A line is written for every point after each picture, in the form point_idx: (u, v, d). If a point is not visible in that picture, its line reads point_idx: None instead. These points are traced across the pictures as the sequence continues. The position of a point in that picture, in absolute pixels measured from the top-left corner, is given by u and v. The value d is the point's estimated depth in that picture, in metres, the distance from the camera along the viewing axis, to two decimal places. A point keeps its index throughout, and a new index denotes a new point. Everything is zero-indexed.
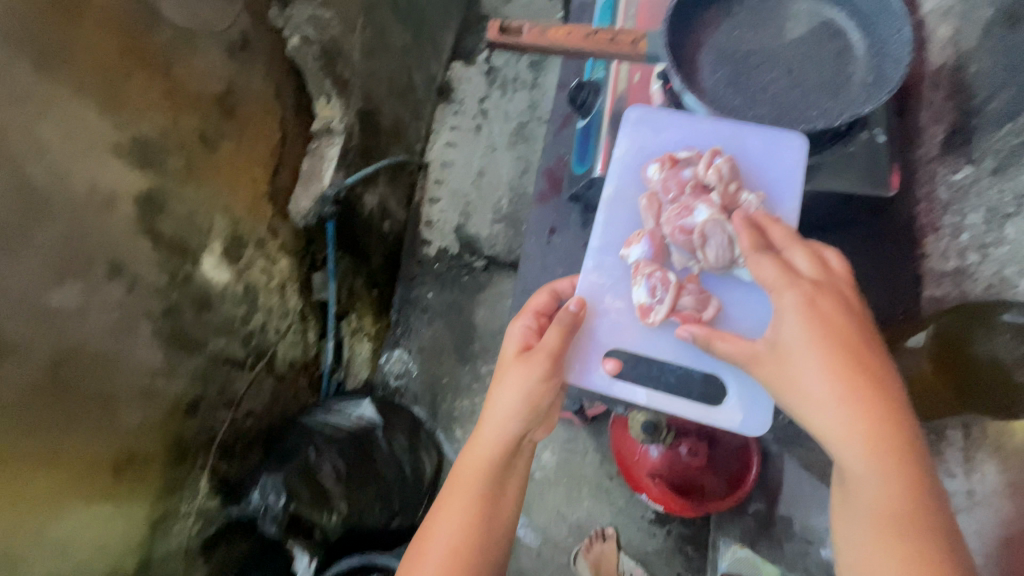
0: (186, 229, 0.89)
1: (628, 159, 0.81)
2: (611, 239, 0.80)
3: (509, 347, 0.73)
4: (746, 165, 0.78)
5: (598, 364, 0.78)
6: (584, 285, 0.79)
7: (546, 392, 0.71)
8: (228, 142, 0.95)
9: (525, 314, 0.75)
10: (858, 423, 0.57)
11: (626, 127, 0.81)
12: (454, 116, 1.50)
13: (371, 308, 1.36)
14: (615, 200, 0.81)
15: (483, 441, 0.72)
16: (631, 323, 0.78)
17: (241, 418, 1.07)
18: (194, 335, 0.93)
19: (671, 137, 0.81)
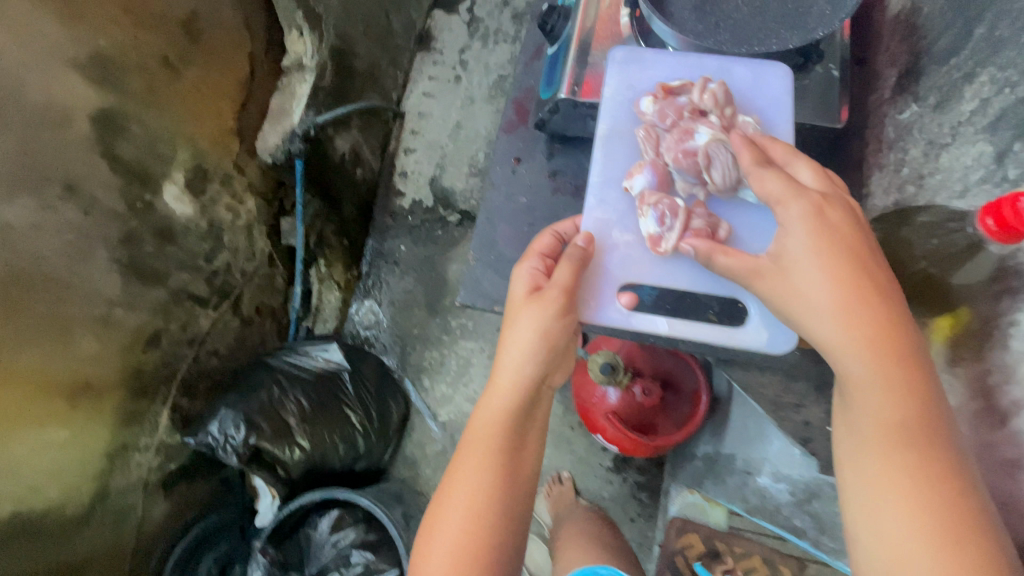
0: (147, 155, 0.87)
1: (619, 97, 0.80)
2: (611, 172, 0.79)
3: (518, 290, 0.72)
4: (741, 93, 0.78)
5: (610, 297, 0.77)
6: (590, 220, 0.79)
7: (562, 330, 0.69)
8: (195, 69, 0.92)
9: (531, 255, 0.74)
10: (863, 330, 0.52)
11: (612, 65, 0.79)
12: (433, 66, 1.46)
13: (342, 257, 1.35)
14: (610, 135, 0.80)
15: (499, 389, 0.69)
16: (639, 252, 0.78)
17: (205, 357, 1.07)
18: (155, 267, 0.92)
19: (660, 72, 0.80)
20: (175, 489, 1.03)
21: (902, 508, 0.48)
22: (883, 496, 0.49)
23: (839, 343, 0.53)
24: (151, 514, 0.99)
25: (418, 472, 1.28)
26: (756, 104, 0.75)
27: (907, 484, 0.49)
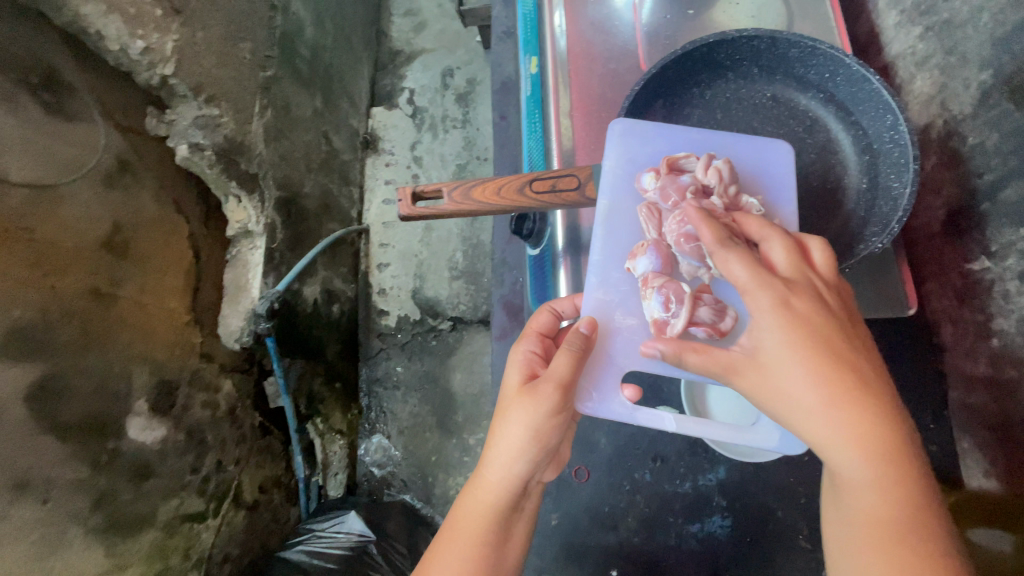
0: (99, 402, 0.76)
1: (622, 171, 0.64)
2: (616, 249, 0.63)
3: (511, 377, 0.56)
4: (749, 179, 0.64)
5: (611, 388, 0.61)
6: (593, 298, 0.62)
7: (557, 428, 0.53)
8: (131, 284, 0.82)
9: (526, 336, 0.59)
10: (849, 431, 0.44)
11: (612, 136, 0.64)
12: (386, 168, 1.38)
13: (338, 401, 1.25)
14: (613, 212, 0.63)
15: (484, 483, 0.54)
16: (645, 335, 0.62)
17: (216, 570, 0.94)
18: (138, 513, 0.81)
19: (657, 148, 0.65)
20: None
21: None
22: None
23: (829, 442, 0.45)
24: None
25: None
26: (772, 196, 0.64)
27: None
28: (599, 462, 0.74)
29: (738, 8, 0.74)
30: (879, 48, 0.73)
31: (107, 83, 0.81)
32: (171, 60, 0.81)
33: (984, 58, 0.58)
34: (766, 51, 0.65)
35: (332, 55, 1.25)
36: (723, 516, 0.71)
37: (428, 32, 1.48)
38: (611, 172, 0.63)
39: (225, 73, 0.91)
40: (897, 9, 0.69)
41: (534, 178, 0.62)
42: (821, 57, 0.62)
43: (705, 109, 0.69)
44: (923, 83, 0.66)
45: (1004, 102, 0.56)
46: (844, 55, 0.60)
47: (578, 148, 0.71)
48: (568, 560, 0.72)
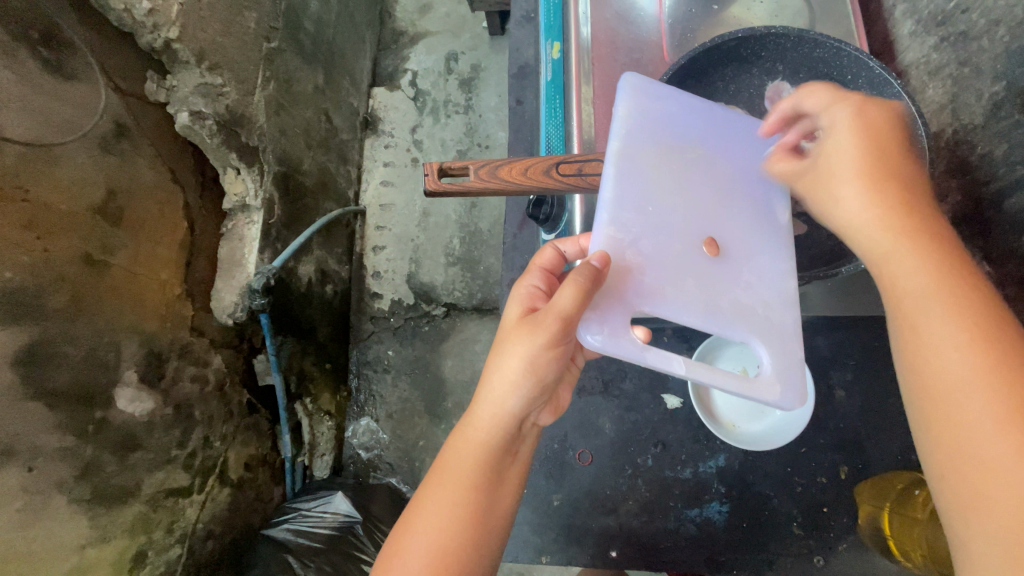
0: (88, 370, 0.75)
1: (636, 122, 0.59)
2: (629, 190, 0.56)
3: (510, 313, 0.56)
4: (727, 164, 0.61)
5: (621, 326, 0.52)
6: (603, 233, 0.55)
7: (554, 363, 0.53)
8: (124, 251, 0.80)
9: (531, 271, 0.59)
10: (891, 203, 0.47)
11: (623, 91, 0.59)
12: (386, 150, 1.37)
13: (327, 383, 1.23)
14: (625, 158, 0.57)
15: (476, 420, 0.55)
16: (656, 277, 0.55)
17: (199, 545, 0.94)
18: (123, 485, 0.80)
19: (664, 101, 0.60)
20: None
21: (963, 369, 0.40)
22: (948, 365, 0.41)
23: (870, 238, 0.48)
24: None
25: None
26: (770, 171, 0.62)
27: (983, 358, 0.39)
28: (603, 444, 0.76)
29: (759, 7, 0.75)
30: (893, 60, 0.75)
31: (108, 44, 0.79)
32: (176, 24, 0.79)
33: (998, 70, 0.59)
34: (792, 50, 0.67)
35: (336, 31, 1.22)
36: (721, 502, 0.73)
37: (434, 15, 1.46)
38: (624, 120, 0.58)
39: (230, 41, 0.89)
40: (913, 19, 0.70)
41: (562, 163, 0.62)
42: (845, 59, 0.64)
43: (728, 101, 0.70)
44: (935, 93, 0.68)
45: (1016, 112, 0.57)
46: (867, 59, 0.61)
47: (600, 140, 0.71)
48: (568, 539, 0.73)
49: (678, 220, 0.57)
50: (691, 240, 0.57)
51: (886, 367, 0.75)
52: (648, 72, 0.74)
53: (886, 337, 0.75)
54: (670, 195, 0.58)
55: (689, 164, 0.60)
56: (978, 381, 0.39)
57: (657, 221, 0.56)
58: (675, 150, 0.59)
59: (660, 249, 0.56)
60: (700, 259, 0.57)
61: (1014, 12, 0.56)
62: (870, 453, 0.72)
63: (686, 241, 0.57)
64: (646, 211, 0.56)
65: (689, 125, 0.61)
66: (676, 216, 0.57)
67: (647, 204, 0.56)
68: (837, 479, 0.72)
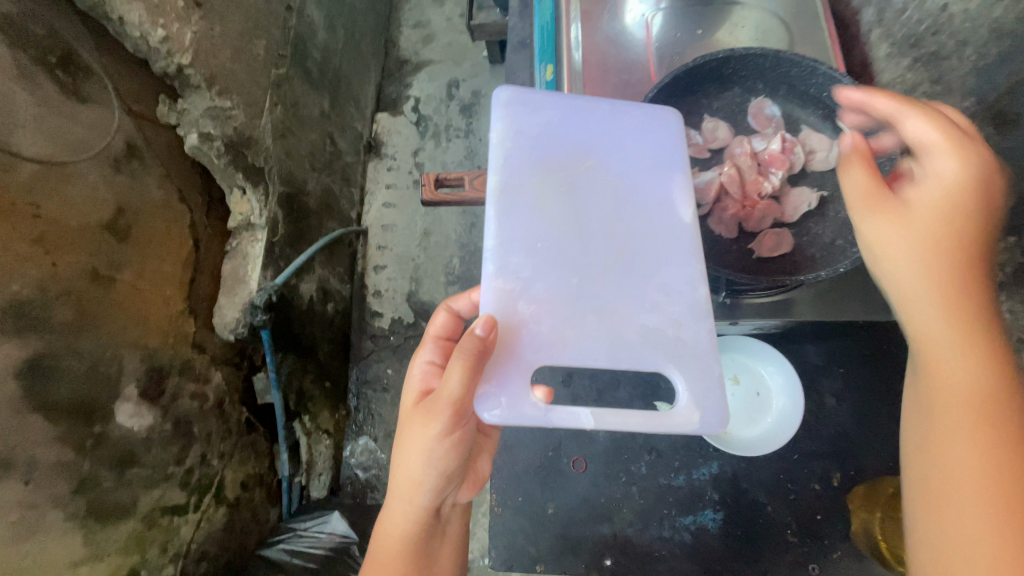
0: (90, 383, 0.75)
1: (513, 147, 0.61)
2: (514, 237, 0.59)
3: (408, 398, 0.63)
4: (620, 172, 0.63)
5: (519, 389, 0.54)
6: (492, 285, 0.57)
7: (453, 450, 0.57)
8: (130, 267, 0.82)
9: (425, 346, 0.66)
10: (933, 293, 0.48)
11: (498, 109, 0.62)
12: (388, 172, 1.40)
13: (326, 401, 1.23)
14: (509, 196, 0.60)
15: (394, 511, 0.60)
16: (549, 318, 0.57)
17: (193, 566, 0.93)
18: (120, 500, 0.80)
19: (548, 124, 0.63)
20: None
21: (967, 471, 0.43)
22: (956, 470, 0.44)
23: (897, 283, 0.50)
24: None
25: None
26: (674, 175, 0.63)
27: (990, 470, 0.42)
28: (600, 453, 0.76)
29: (743, 33, 0.79)
30: (873, 81, 0.78)
31: (122, 69, 0.82)
32: (188, 51, 0.83)
33: (969, 85, 0.62)
34: (772, 69, 0.70)
35: (342, 59, 1.27)
36: (716, 510, 0.72)
37: (436, 45, 1.52)
38: (499, 152, 0.60)
39: (239, 67, 0.93)
40: (890, 42, 0.73)
41: None
42: (821, 78, 0.67)
43: (713, 116, 0.73)
44: (912, 108, 0.71)
45: (988, 123, 0.59)
46: (841, 77, 0.64)
47: None
48: (564, 549, 0.72)
49: (572, 255, 0.59)
50: (584, 270, 0.59)
51: (882, 380, 0.75)
52: (638, 90, 0.77)
53: (880, 349, 0.76)
54: (560, 224, 0.60)
55: (580, 182, 0.62)
56: (979, 482, 0.42)
57: (545, 256, 0.59)
58: (562, 176, 0.61)
59: (552, 285, 0.58)
60: (597, 290, 0.58)
61: (981, 31, 0.59)
62: (868, 463, 0.72)
63: (580, 269, 0.59)
64: (533, 250, 0.59)
65: (577, 143, 0.63)
66: (569, 249, 0.59)
67: (535, 242, 0.59)
68: (834, 488, 0.72)
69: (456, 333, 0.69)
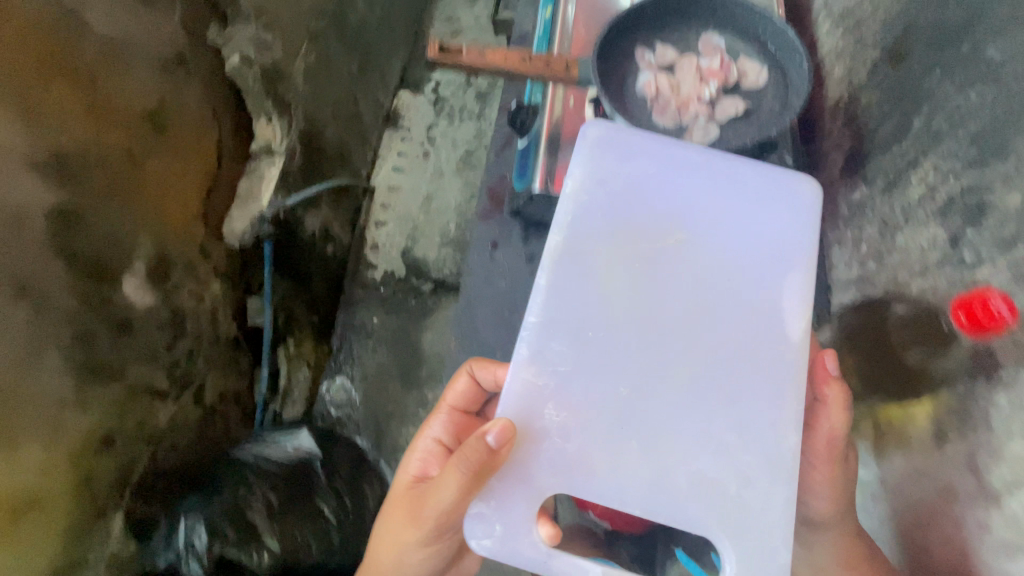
0: (107, 247, 0.83)
1: (590, 195, 0.71)
2: (561, 308, 0.68)
3: (405, 476, 0.82)
4: (721, 252, 0.71)
5: (519, 520, 0.65)
6: (523, 373, 0.67)
7: (431, 557, 0.75)
8: (159, 159, 0.91)
9: (437, 416, 0.89)
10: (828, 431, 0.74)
11: (580, 150, 0.72)
12: (402, 142, 1.52)
13: (311, 334, 1.32)
14: (564, 262, 0.69)
15: (381, 559, 0.76)
16: (583, 415, 0.67)
17: (162, 455, 0.99)
18: (111, 363, 0.87)
19: (638, 184, 0.72)
20: None
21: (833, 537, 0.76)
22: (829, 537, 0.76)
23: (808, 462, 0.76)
24: None
25: None
26: (750, 265, 0.71)
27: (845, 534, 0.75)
28: None
29: None
30: None
31: None
32: None
33: None
34: (721, 9, 0.95)
35: (374, 32, 1.41)
36: None
37: (462, 39, 1.67)
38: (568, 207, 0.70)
39: None
40: None
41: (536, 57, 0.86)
42: (759, 18, 0.93)
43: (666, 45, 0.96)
44: None
45: None
46: (773, 16, 0.90)
47: (566, 121, 0.96)
48: None
49: (621, 343, 0.68)
50: (642, 338, 0.68)
51: None
52: None
53: None
54: (619, 298, 0.69)
55: (659, 250, 0.70)
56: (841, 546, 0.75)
57: (595, 340, 0.68)
58: (639, 239, 0.70)
59: (603, 338, 0.68)
60: (645, 435, 0.67)
61: None
62: None
63: (636, 333, 0.68)
64: (596, 300, 0.69)
65: (666, 206, 0.71)
66: (616, 335, 0.68)
67: (584, 330, 0.68)
68: None
69: (468, 405, 0.90)
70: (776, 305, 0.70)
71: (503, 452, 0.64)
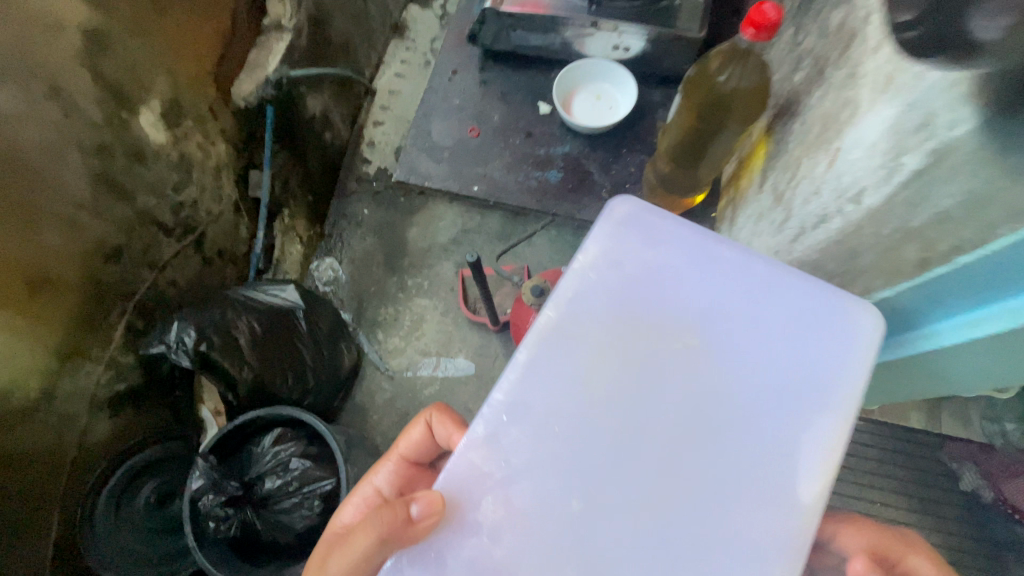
0: (127, 76, 0.96)
1: (596, 277, 0.55)
2: (538, 380, 0.53)
3: (348, 509, 0.74)
4: (732, 373, 0.52)
5: None
6: (472, 442, 0.51)
7: None
8: (178, 10, 1.02)
9: (388, 460, 0.77)
10: None
11: (607, 218, 0.57)
12: (406, 51, 1.61)
13: (306, 213, 1.43)
14: (556, 337, 0.54)
15: None
16: (529, 519, 0.49)
17: (163, 284, 1.12)
18: (125, 184, 0.99)
19: (671, 293, 0.55)
20: (120, 412, 1.09)
21: None
22: None
23: None
24: (95, 430, 1.04)
25: (367, 419, 1.33)
26: (773, 349, 0.53)
27: None
28: None
29: None
30: None
31: None
32: None
33: None
34: None
35: None
36: None
37: None
38: (572, 275, 0.55)
39: None
40: None
41: None
42: None
43: None
44: None
45: None
46: None
47: None
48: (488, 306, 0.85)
49: (596, 446, 0.51)
50: (616, 445, 0.51)
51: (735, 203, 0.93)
52: None
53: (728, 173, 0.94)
54: (602, 414, 0.52)
55: (666, 357, 0.53)
56: None
57: (564, 434, 0.51)
58: (643, 337, 0.53)
59: (569, 418, 0.52)
60: (585, 559, 0.48)
61: None
62: None
63: (612, 430, 0.51)
64: (569, 386, 0.52)
65: (687, 305, 0.54)
66: (593, 435, 0.51)
67: (555, 422, 0.51)
68: None
69: (419, 454, 0.77)
70: (785, 448, 0.50)
71: (426, 534, 0.49)
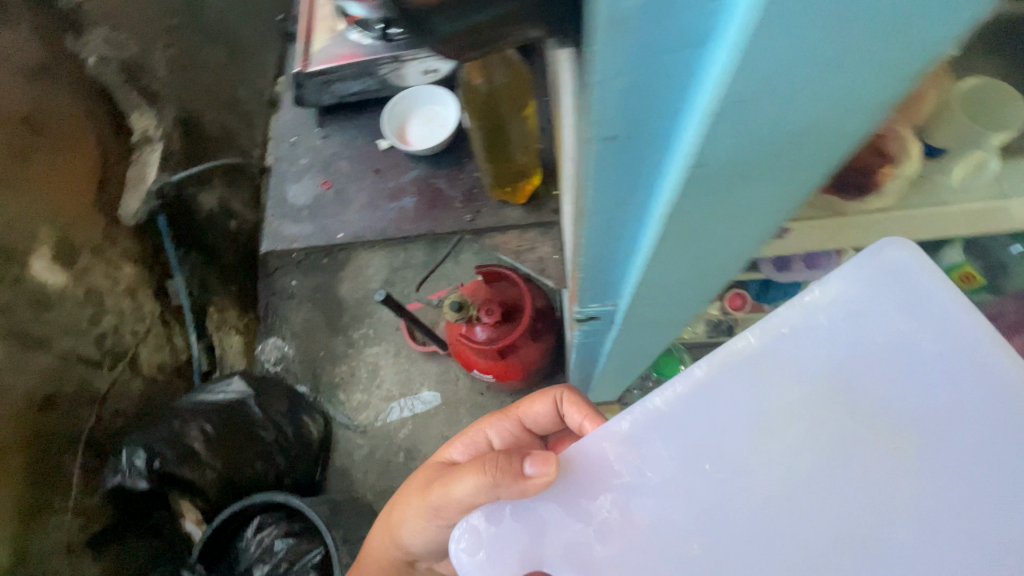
0: (8, 233, 0.96)
1: (826, 318, 0.41)
2: (684, 425, 0.42)
3: (461, 449, 0.78)
4: (897, 487, 0.38)
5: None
6: (592, 455, 0.44)
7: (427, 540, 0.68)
8: (43, 155, 1.03)
9: (509, 417, 0.80)
10: None
11: (877, 257, 0.41)
12: None
13: (235, 303, 1.45)
14: (725, 377, 0.42)
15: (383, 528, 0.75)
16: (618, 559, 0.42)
17: (107, 416, 1.13)
18: (37, 334, 1.00)
19: (909, 385, 0.39)
20: (103, 552, 1.08)
21: None
22: None
23: None
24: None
25: (352, 479, 1.34)
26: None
27: None
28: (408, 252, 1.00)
29: None
30: None
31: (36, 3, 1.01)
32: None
33: None
34: None
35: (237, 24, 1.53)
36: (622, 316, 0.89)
37: None
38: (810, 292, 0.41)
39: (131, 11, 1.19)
40: None
41: None
42: None
43: None
44: None
45: None
46: None
47: None
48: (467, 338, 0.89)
49: (720, 506, 0.41)
50: (750, 517, 0.40)
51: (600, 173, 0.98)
52: None
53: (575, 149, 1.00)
54: (744, 491, 0.40)
55: (880, 477, 0.38)
56: None
57: (688, 504, 0.41)
58: (856, 415, 0.39)
59: (718, 484, 0.41)
60: None
61: None
62: None
63: (759, 500, 0.40)
64: (743, 440, 0.41)
65: (912, 412, 0.39)
66: (716, 507, 0.41)
67: (686, 495, 0.41)
68: None
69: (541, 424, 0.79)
70: None
71: (539, 495, 0.44)
